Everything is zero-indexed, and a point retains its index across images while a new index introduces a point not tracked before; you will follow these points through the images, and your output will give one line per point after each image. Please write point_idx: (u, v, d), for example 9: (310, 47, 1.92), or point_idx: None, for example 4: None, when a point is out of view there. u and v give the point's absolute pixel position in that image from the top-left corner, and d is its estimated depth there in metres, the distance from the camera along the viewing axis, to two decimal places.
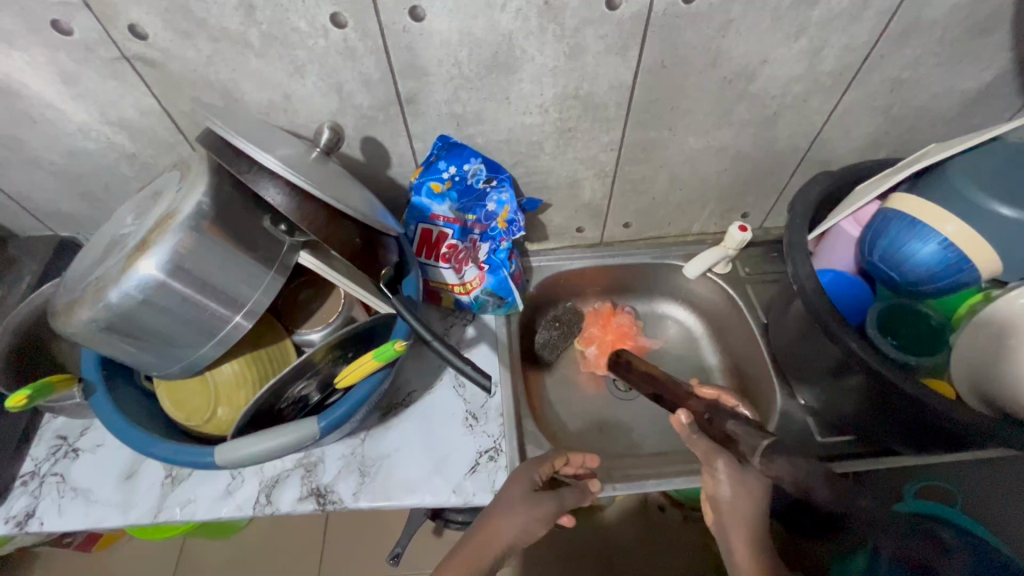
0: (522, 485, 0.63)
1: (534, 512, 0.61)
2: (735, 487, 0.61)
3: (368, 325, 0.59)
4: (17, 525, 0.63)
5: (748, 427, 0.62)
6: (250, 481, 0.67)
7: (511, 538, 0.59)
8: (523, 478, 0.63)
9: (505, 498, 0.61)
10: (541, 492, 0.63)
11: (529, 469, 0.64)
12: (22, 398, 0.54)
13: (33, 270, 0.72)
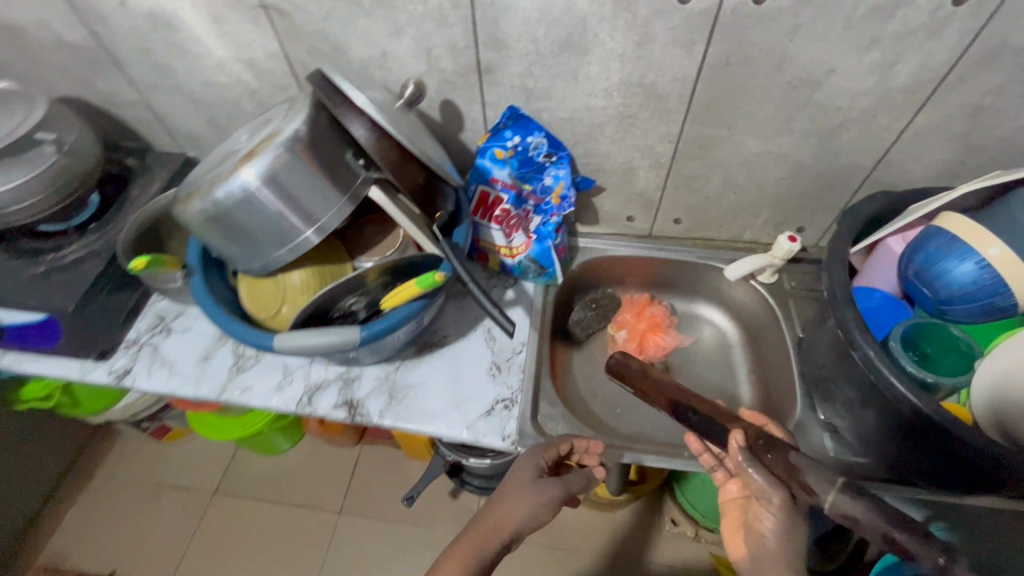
0: (528, 470, 0.67)
1: (538, 497, 0.65)
2: (780, 522, 0.54)
3: (418, 259, 0.66)
4: (116, 378, 0.78)
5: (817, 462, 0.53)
6: (297, 382, 0.77)
7: (520, 522, 0.63)
8: (528, 463, 0.68)
9: (516, 483, 0.65)
10: (546, 480, 0.67)
11: (532, 457, 0.68)
12: (142, 261, 0.66)
13: (163, 178, 0.87)
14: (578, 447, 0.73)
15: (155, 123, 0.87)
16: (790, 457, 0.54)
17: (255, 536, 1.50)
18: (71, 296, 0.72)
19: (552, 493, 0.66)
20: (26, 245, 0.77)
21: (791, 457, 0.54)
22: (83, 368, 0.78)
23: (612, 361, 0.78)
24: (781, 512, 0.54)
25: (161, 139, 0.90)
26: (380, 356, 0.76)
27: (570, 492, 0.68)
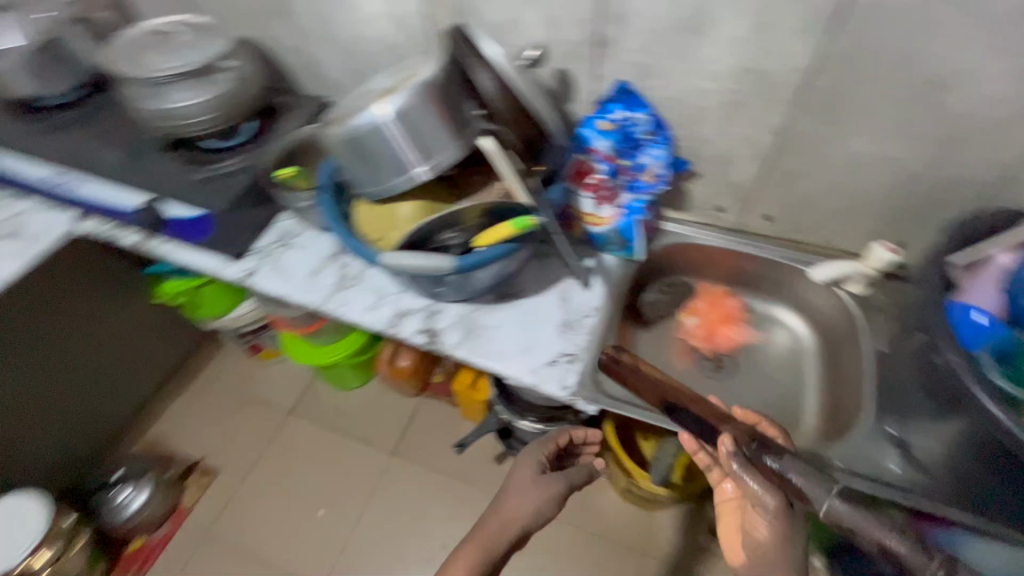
0: (533, 465, 0.94)
1: (541, 493, 0.89)
2: (776, 529, 0.58)
3: (513, 206, 0.72)
4: (244, 275, 0.91)
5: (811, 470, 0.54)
6: (388, 306, 0.86)
7: (528, 513, 0.87)
8: (532, 464, 0.93)
9: (524, 482, 0.90)
10: (545, 479, 0.92)
11: (535, 456, 0.95)
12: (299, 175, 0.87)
13: (305, 115, 1.00)
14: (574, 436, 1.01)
15: (305, 68, 1.01)
16: (774, 461, 0.55)
17: (317, 458, 1.65)
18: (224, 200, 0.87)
19: (553, 489, 0.90)
20: (197, 154, 0.93)
21: (774, 461, 0.55)
22: (217, 262, 0.92)
23: (602, 359, 0.66)
24: (777, 518, 0.57)
25: (308, 83, 1.03)
26: (463, 294, 0.83)
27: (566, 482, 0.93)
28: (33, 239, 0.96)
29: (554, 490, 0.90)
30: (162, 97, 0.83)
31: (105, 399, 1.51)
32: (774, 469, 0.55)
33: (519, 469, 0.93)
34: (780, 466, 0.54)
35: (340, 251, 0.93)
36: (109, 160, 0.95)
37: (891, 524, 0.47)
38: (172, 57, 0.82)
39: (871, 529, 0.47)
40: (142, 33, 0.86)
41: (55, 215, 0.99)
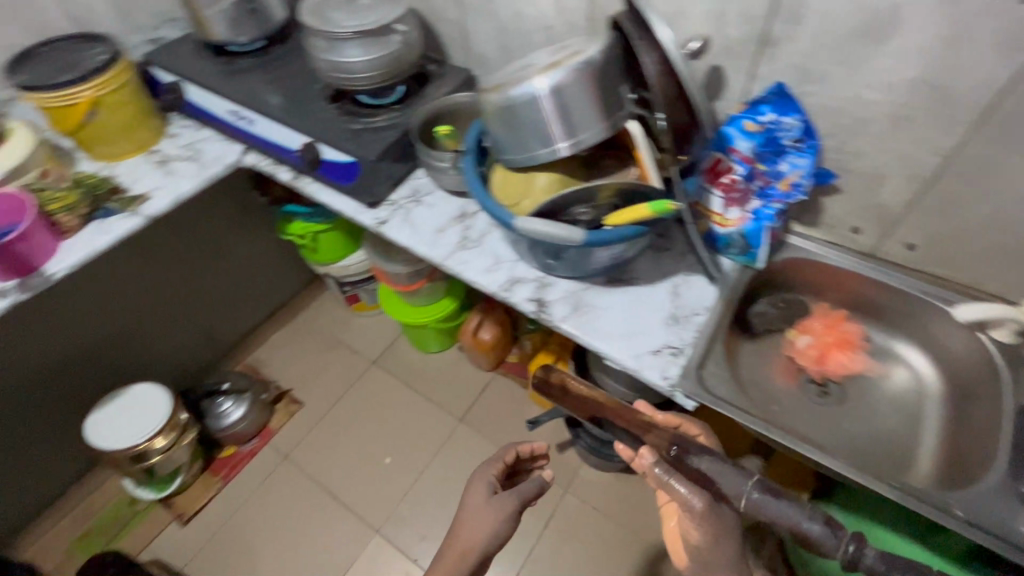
0: (483, 486, 0.96)
1: (495, 513, 0.91)
2: (709, 529, 0.72)
3: (647, 190, 0.74)
4: (378, 223, 0.99)
5: (725, 466, 0.76)
6: (503, 271, 0.90)
7: (491, 527, 0.90)
8: (483, 486, 0.96)
9: (473, 507, 0.92)
10: (499, 495, 0.94)
11: (484, 474, 0.99)
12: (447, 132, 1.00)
13: (450, 85, 1.06)
14: (523, 451, 1.05)
15: (459, 41, 1.07)
16: (698, 463, 0.77)
17: (391, 410, 1.76)
18: (375, 151, 0.96)
19: (504, 507, 0.92)
20: (354, 107, 1.02)
21: (698, 463, 0.77)
22: (356, 208, 1.01)
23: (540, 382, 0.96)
24: (705, 516, 0.71)
25: (457, 54, 1.10)
26: (576, 271, 0.86)
27: (521, 496, 0.94)
28: (209, 163, 1.11)
29: (507, 506, 0.92)
30: (337, 53, 0.92)
31: (220, 317, 1.72)
32: (699, 469, 0.77)
33: (473, 493, 0.95)
34: (704, 467, 0.76)
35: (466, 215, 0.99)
36: (280, 103, 1.06)
37: (808, 514, 0.68)
38: (354, 17, 0.91)
39: (795, 518, 0.68)
40: None
41: (230, 146, 1.14)
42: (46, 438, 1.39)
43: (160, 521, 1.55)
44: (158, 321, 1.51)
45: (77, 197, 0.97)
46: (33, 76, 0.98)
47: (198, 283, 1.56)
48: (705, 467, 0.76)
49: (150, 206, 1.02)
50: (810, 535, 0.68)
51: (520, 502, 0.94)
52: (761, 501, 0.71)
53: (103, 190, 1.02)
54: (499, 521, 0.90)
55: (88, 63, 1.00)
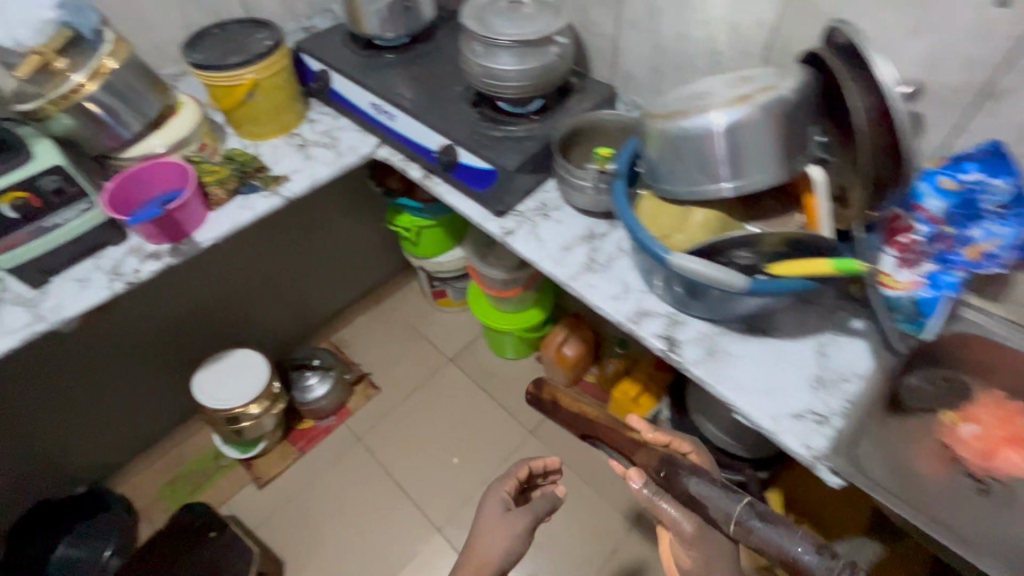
0: (497, 503, 1.00)
1: (510, 528, 0.95)
2: (700, 558, 0.83)
3: (823, 240, 0.67)
4: (504, 233, 0.97)
5: (716, 490, 0.79)
6: (631, 301, 0.87)
7: (507, 539, 0.94)
8: (497, 501, 1.00)
9: (492, 522, 0.96)
10: (512, 512, 0.98)
11: (496, 492, 1.02)
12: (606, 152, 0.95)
13: (592, 100, 1.03)
14: (535, 467, 1.08)
15: (609, 56, 1.03)
16: (687, 485, 0.82)
17: (463, 409, 1.77)
18: (515, 162, 0.95)
19: (518, 523, 0.96)
20: (494, 113, 1.01)
21: (688, 485, 0.82)
22: (484, 215, 1.00)
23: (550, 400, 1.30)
24: (696, 540, 0.82)
25: (603, 70, 1.06)
26: (714, 314, 0.81)
27: (536, 512, 0.99)
28: (345, 152, 1.14)
29: (521, 521, 0.96)
30: (491, 59, 0.91)
31: (314, 296, 1.81)
32: (688, 488, 0.81)
33: (487, 509, 0.99)
34: (693, 487, 0.81)
35: (597, 237, 0.96)
36: (422, 102, 1.07)
37: (797, 539, 0.70)
38: (515, 25, 0.90)
39: (786, 543, 0.70)
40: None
41: (365, 138, 1.16)
42: (160, 382, 1.53)
43: (239, 478, 1.63)
44: (258, 293, 1.63)
45: (229, 171, 1.03)
46: (205, 57, 1.05)
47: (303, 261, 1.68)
48: (697, 491, 0.80)
49: (289, 188, 1.07)
50: (800, 564, 0.69)
51: (534, 519, 0.99)
52: (748, 527, 0.73)
53: (250, 166, 1.06)
54: (514, 537, 0.94)
55: (253, 50, 1.07)
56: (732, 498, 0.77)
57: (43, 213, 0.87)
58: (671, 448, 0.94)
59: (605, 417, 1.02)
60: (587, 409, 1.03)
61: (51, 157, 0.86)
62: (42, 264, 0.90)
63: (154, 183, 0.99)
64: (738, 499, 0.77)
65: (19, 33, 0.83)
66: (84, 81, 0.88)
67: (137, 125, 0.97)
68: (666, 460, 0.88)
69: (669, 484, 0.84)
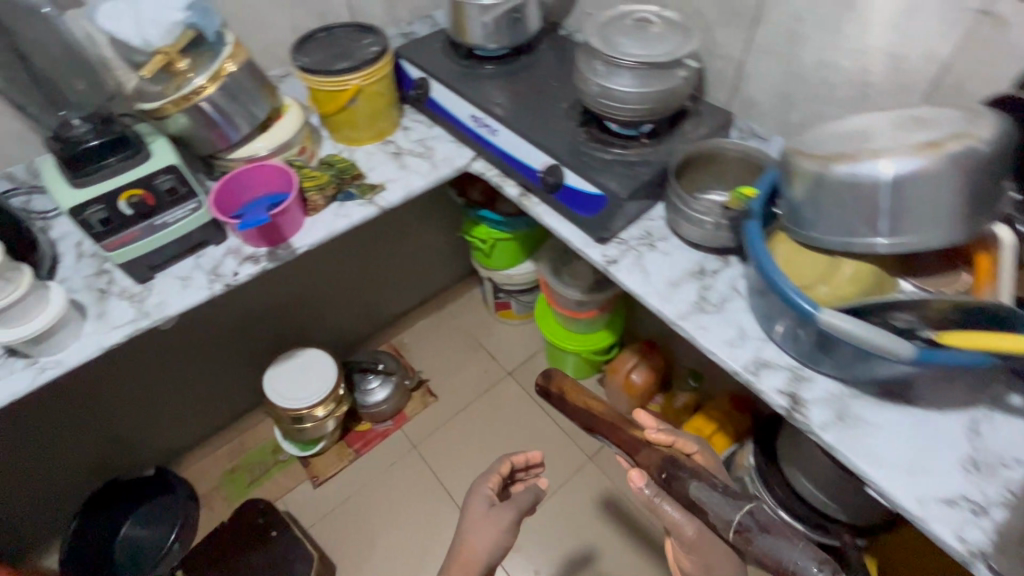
0: (482, 500, 0.98)
1: (497, 525, 0.93)
2: (699, 559, 0.84)
3: (1008, 312, 0.59)
4: (606, 261, 0.92)
5: (718, 497, 0.76)
6: (748, 349, 0.80)
7: (496, 536, 0.92)
8: (482, 499, 0.98)
9: (479, 521, 0.94)
10: (498, 507, 0.96)
11: (483, 488, 1.00)
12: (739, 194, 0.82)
13: (709, 126, 0.96)
14: (520, 461, 1.06)
15: (731, 80, 0.97)
16: (688, 489, 0.79)
17: (520, 426, 1.73)
18: (629, 188, 0.89)
19: (503, 520, 0.94)
20: (603, 134, 0.96)
21: (689, 489, 0.79)
22: (585, 241, 0.95)
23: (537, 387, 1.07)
24: (695, 539, 0.82)
25: (720, 94, 1.00)
26: (847, 374, 0.73)
27: (520, 505, 0.97)
28: (440, 164, 1.11)
29: (506, 517, 0.94)
30: (611, 79, 0.86)
31: (378, 299, 1.83)
32: (689, 492, 0.79)
33: (472, 506, 0.98)
34: (694, 492, 0.78)
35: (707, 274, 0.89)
36: (526, 117, 1.03)
37: (803, 551, 0.67)
38: (641, 45, 0.84)
39: (789, 556, 0.67)
40: (617, 14, 0.90)
41: (460, 149, 1.14)
42: (228, 371, 1.59)
43: (296, 475, 1.64)
44: (327, 293, 1.67)
45: (328, 177, 1.02)
46: (313, 61, 1.05)
47: (370, 262, 1.70)
48: (699, 496, 0.77)
49: (385, 198, 1.05)
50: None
51: (520, 513, 0.97)
52: (747, 534, 0.71)
53: (346, 173, 1.05)
54: (502, 531, 0.93)
55: (360, 56, 1.05)
56: (731, 503, 0.75)
57: (156, 210, 0.87)
58: (675, 449, 0.93)
59: (608, 413, 0.99)
60: (590, 402, 0.99)
61: (167, 157, 0.87)
62: (150, 261, 0.91)
63: (256, 185, 1.00)
64: (738, 505, 0.74)
65: (149, 34, 0.84)
66: (203, 83, 0.89)
67: (246, 127, 0.97)
68: (667, 459, 0.86)
69: (670, 485, 0.82)
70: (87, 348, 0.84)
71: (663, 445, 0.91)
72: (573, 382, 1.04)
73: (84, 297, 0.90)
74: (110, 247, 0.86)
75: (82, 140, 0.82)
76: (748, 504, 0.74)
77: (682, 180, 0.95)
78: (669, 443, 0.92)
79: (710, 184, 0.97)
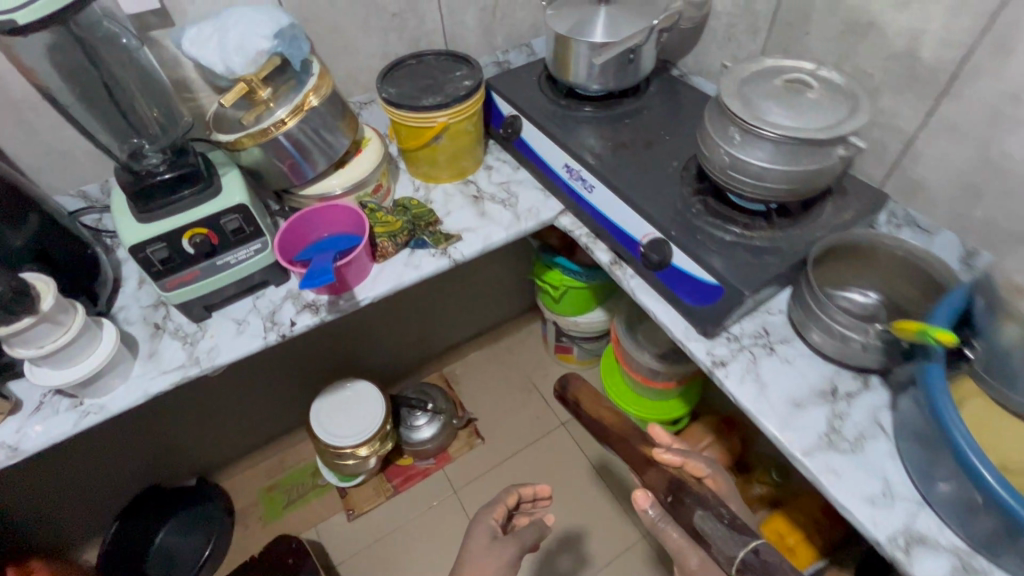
0: (483, 533, 0.91)
1: (498, 558, 0.87)
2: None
3: None
4: (711, 363, 0.77)
5: (725, 529, 0.68)
6: (897, 512, 0.63)
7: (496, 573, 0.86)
8: (482, 531, 0.92)
9: (476, 556, 0.87)
10: (503, 539, 0.90)
11: (487, 517, 0.94)
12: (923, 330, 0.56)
13: (857, 209, 0.79)
14: (525, 493, 1.01)
15: (892, 156, 0.79)
16: (694, 518, 0.71)
17: (567, 484, 1.60)
18: (754, 282, 0.73)
19: (506, 553, 0.88)
20: (723, 208, 0.81)
21: (694, 518, 0.71)
22: (686, 332, 0.81)
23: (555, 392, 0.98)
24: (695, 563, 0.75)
25: (872, 170, 0.82)
26: None
27: (523, 541, 0.91)
28: (523, 216, 0.99)
29: (509, 552, 0.87)
30: (746, 150, 0.70)
31: (433, 328, 1.75)
32: (695, 522, 0.71)
33: (474, 537, 0.91)
34: (699, 523, 0.70)
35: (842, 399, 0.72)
36: (628, 174, 0.89)
37: None
38: (791, 111, 0.69)
39: None
40: (761, 69, 0.75)
41: (547, 200, 1.01)
42: (275, 388, 1.55)
43: (333, 505, 1.58)
44: (381, 318, 1.61)
45: (402, 225, 0.93)
46: (399, 92, 0.96)
47: (431, 290, 1.62)
48: (703, 526, 0.69)
49: (459, 250, 0.95)
50: None
51: (522, 548, 0.90)
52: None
53: (423, 220, 0.95)
54: (502, 564, 0.87)
55: (451, 90, 0.95)
56: (738, 537, 0.67)
57: (218, 250, 0.81)
58: (683, 470, 0.81)
59: (622, 426, 0.89)
60: (607, 416, 0.90)
61: (236, 194, 0.81)
62: (207, 301, 0.85)
63: (327, 225, 0.92)
64: (745, 540, 0.67)
65: (232, 61, 0.78)
66: (285, 115, 0.82)
67: (324, 164, 0.90)
68: (673, 481, 0.77)
69: (676, 509, 0.74)
70: (130, 394, 0.78)
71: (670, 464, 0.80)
72: (594, 391, 0.95)
73: (138, 332, 0.85)
74: (168, 287, 0.80)
75: (155, 171, 0.77)
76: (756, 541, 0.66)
77: (818, 275, 0.78)
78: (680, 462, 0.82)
79: (849, 281, 0.80)
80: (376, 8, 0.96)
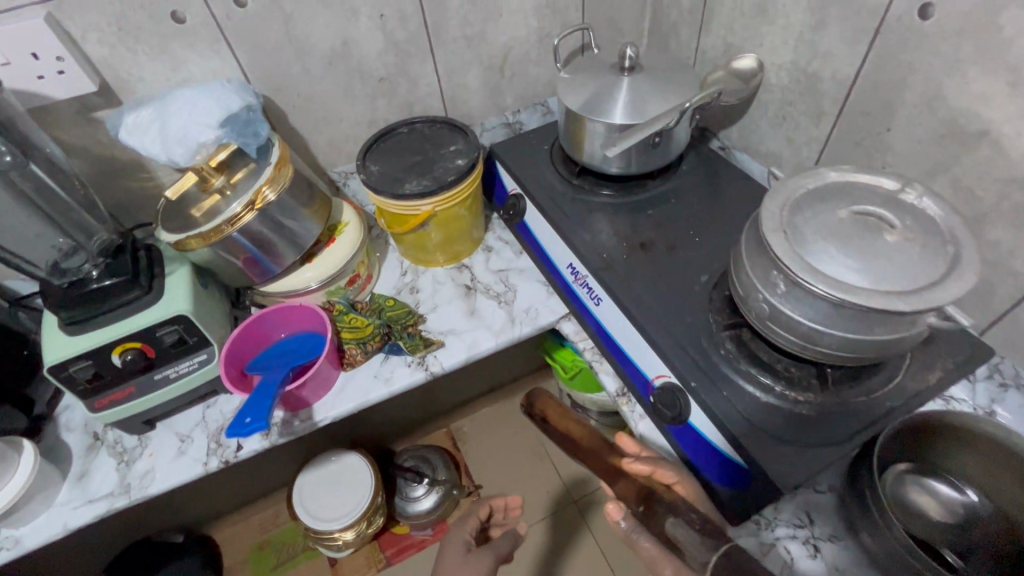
0: (457, 545, 0.74)
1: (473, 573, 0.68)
2: None
3: None
4: None
5: (698, 534, 0.49)
6: None
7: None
8: (456, 545, 0.74)
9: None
10: (476, 552, 0.72)
11: (458, 533, 0.77)
12: None
13: (947, 367, 0.60)
14: (497, 504, 0.83)
15: (1004, 302, 0.59)
16: (667, 527, 0.51)
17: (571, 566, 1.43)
18: (792, 479, 0.55)
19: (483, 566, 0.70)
20: (761, 351, 0.63)
21: (668, 526, 0.51)
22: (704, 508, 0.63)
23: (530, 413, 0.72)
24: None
25: (970, 311, 0.63)
26: None
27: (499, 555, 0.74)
28: (519, 318, 0.84)
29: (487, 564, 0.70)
30: (792, 305, 0.53)
31: (441, 387, 1.62)
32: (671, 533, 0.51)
33: (444, 555, 0.73)
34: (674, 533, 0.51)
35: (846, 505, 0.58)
36: (645, 287, 0.72)
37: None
38: (859, 258, 0.50)
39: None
40: (822, 186, 0.56)
41: (549, 298, 0.86)
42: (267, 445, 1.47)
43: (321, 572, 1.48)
44: None
45: (374, 329, 0.80)
46: (382, 170, 0.82)
47: None
48: (674, 535, 0.51)
49: (440, 359, 0.80)
50: None
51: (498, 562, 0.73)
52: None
53: (400, 322, 0.82)
54: None
55: (440, 173, 0.81)
56: (711, 539, 0.48)
57: (156, 363, 0.71)
58: (653, 481, 0.58)
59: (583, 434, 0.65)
60: (579, 428, 0.65)
61: (178, 300, 0.70)
62: (147, 415, 0.75)
63: (289, 325, 0.81)
64: (718, 541, 0.47)
65: (175, 153, 0.68)
66: (239, 211, 0.69)
67: (292, 257, 0.78)
68: (644, 492, 0.57)
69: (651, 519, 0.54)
70: (49, 526, 0.69)
71: (645, 470, 0.59)
72: (561, 402, 0.71)
73: (75, 443, 0.76)
74: (96, 407, 0.70)
75: (88, 277, 0.67)
76: (732, 543, 0.47)
77: (889, 453, 0.59)
78: (656, 473, 0.59)
79: (930, 463, 0.60)
80: (361, 73, 0.83)
